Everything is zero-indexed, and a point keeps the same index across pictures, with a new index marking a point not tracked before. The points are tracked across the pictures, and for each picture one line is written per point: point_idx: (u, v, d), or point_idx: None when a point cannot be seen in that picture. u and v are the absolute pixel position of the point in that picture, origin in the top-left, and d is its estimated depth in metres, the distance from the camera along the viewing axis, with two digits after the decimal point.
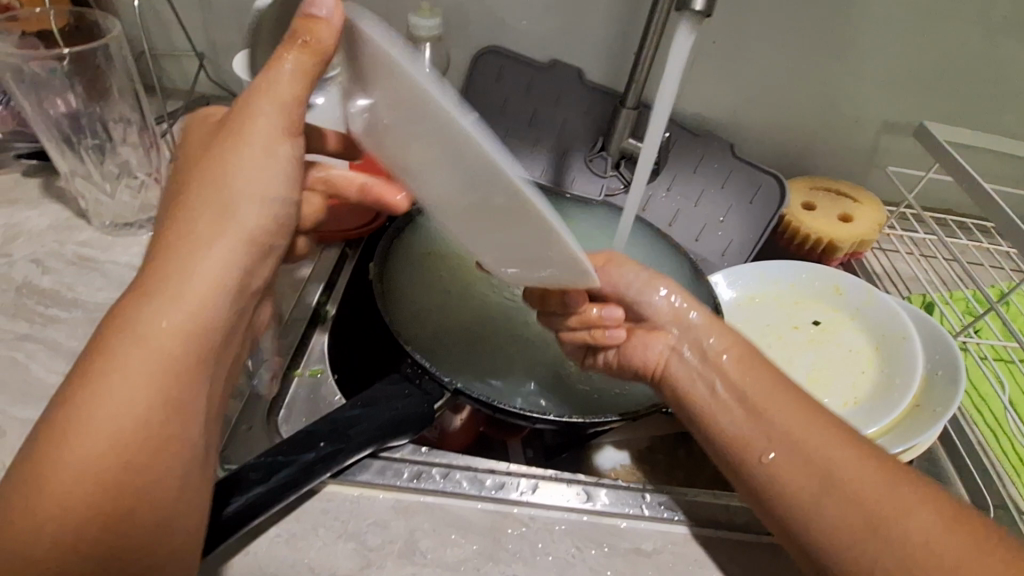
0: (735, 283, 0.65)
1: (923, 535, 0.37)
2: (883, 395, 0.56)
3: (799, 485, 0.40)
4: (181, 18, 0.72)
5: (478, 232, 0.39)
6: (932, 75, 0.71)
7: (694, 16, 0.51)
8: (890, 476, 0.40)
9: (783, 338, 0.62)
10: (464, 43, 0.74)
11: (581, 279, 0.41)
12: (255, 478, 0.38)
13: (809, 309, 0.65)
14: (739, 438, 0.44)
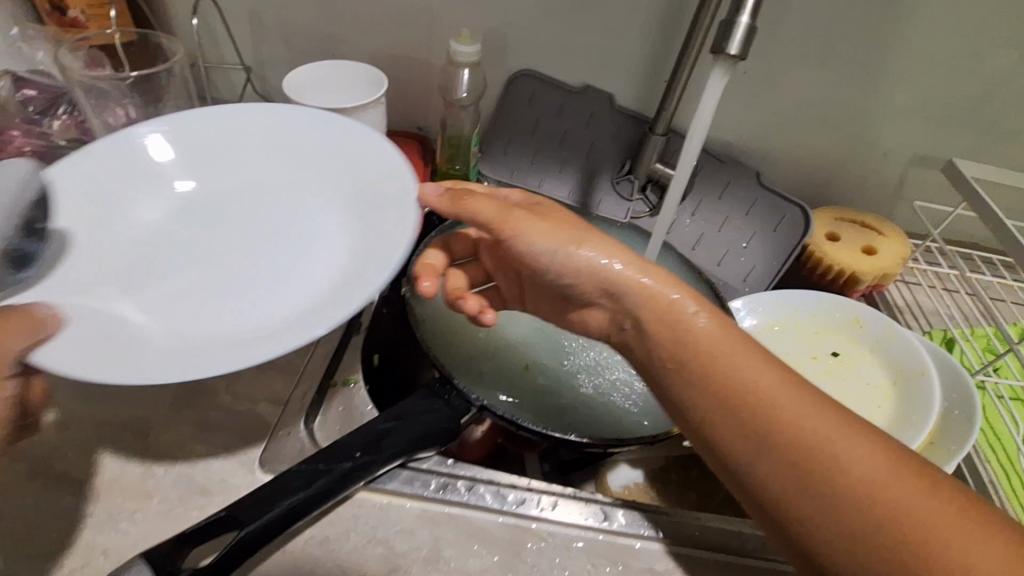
0: (752, 310, 0.67)
1: (862, 481, 0.37)
2: (899, 429, 0.57)
3: (740, 445, 0.40)
4: (232, 34, 0.76)
5: (316, 275, 0.49)
6: (964, 111, 0.71)
7: (729, 59, 0.52)
8: (830, 419, 0.39)
9: (801, 367, 0.63)
10: (498, 66, 0.76)
11: (389, 247, 0.47)
12: (296, 484, 0.41)
13: (829, 341, 0.66)
14: (681, 401, 0.43)
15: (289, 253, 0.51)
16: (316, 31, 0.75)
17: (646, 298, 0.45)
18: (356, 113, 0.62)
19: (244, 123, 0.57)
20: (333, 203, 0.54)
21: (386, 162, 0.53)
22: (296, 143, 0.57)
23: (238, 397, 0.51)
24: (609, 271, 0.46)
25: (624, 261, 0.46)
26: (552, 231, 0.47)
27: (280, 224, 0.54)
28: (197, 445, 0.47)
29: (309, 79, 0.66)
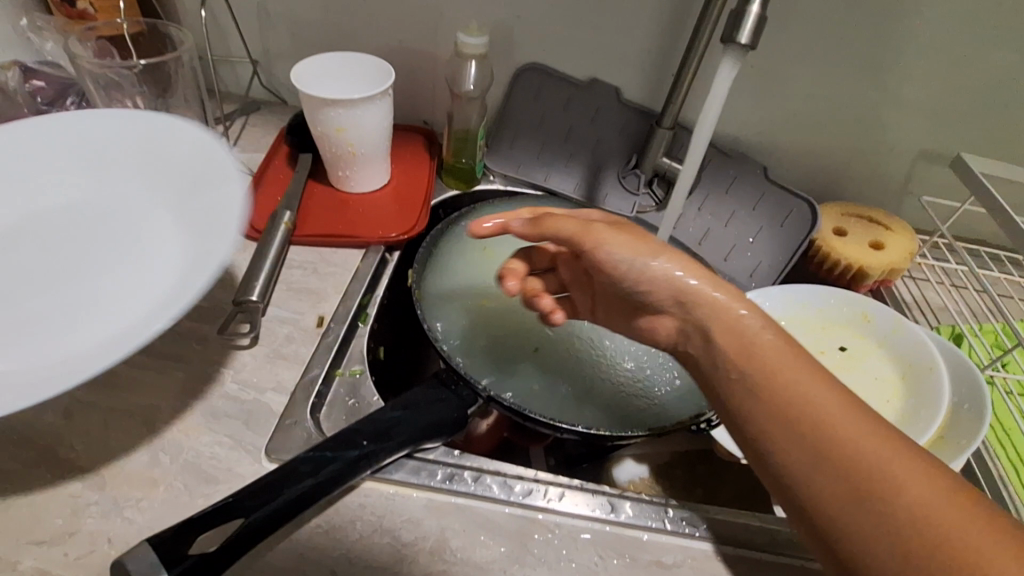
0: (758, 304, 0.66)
1: (919, 510, 0.34)
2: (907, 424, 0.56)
3: (797, 461, 0.38)
4: (239, 26, 0.76)
5: (154, 266, 0.47)
6: (972, 106, 0.71)
7: (739, 49, 0.52)
8: (888, 445, 0.37)
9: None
10: (504, 60, 0.76)
11: (232, 221, 0.48)
12: (304, 470, 0.40)
13: (837, 335, 0.65)
14: (737, 412, 0.41)
15: (122, 259, 0.48)
16: (323, 24, 0.75)
17: (708, 305, 0.43)
18: (364, 105, 0.61)
19: (95, 133, 0.55)
20: (177, 209, 0.51)
21: (231, 173, 0.52)
22: (146, 153, 0.55)
23: (244, 387, 0.50)
24: (681, 282, 0.44)
25: (700, 276, 0.44)
26: (629, 242, 0.46)
27: (123, 232, 0.50)
28: (203, 434, 0.47)
29: (316, 70, 0.65)
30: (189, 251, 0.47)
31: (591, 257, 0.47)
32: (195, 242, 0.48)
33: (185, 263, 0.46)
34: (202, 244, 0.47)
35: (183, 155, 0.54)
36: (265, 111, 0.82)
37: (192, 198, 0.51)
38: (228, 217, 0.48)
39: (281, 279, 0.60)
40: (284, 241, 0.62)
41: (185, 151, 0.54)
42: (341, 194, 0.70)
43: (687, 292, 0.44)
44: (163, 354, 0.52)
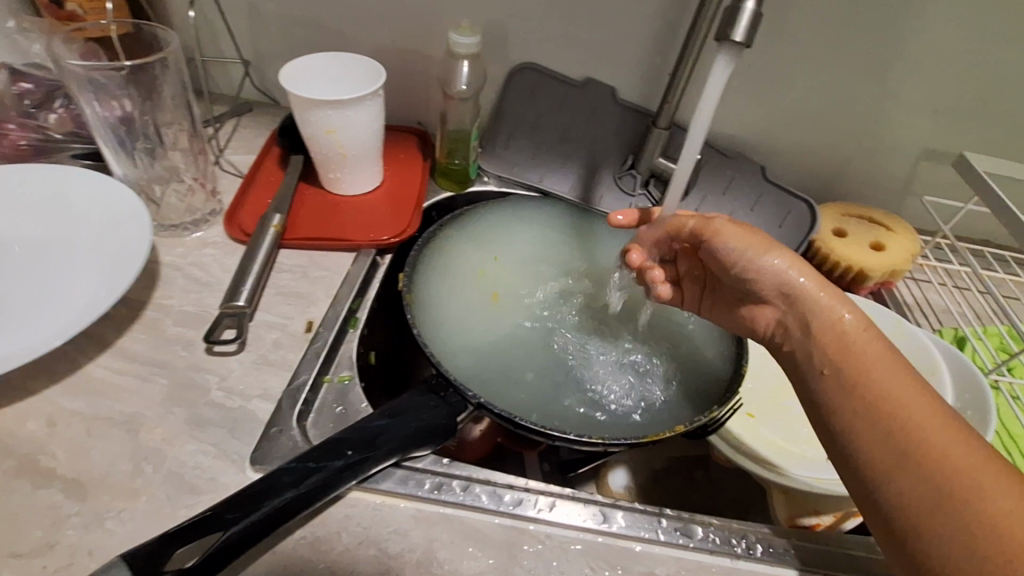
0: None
1: (1004, 522, 0.33)
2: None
3: (878, 458, 0.38)
4: (230, 27, 0.75)
5: (67, 275, 0.52)
6: (975, 105, 0.69)
7: (734, 47, 0.51)
8: (980, 455, 0.36)
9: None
10: (498, 59, 0.75)
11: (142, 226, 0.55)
12: (286, 481, 0.39)
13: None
14: (824, 404, 0.42)
15: (14, 292, 0.51)
16: (314, 23, 0.74)
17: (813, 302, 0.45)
18: (355, 105, 0.60)
19: (18, 175, 0.58)
20: (75, 255, 0.53)
21: (130, 235, 0.54)
22: (61, 199, 0.57)
23: (230, 394, 0.50)
24: (786, 274, 0.46)
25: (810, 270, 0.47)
26: (745, 238, 0.49)
27: (34, 261, 0.53)
28: (187, 442, 0.46)
29: (306, 69, 0.64)
30: (102, 274, 0.52)
31: (709, 247, 0.51)
32: (106, 250, 0.54)
33: (99, 284, 0.51)
34: (91, 297, 0.50)
35: (86, 189, 0.58)
36: (257, 112, 0.82)
37: (89, 248, 0.54)
38: (115, 279, 0.51)
39: (270, 283, 0.59)
40: (273, 245, 0.61)
41: (99, 204, 0.57)
42: (333, 196, 0.69)
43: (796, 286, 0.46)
44: (149, 361, 0.51)
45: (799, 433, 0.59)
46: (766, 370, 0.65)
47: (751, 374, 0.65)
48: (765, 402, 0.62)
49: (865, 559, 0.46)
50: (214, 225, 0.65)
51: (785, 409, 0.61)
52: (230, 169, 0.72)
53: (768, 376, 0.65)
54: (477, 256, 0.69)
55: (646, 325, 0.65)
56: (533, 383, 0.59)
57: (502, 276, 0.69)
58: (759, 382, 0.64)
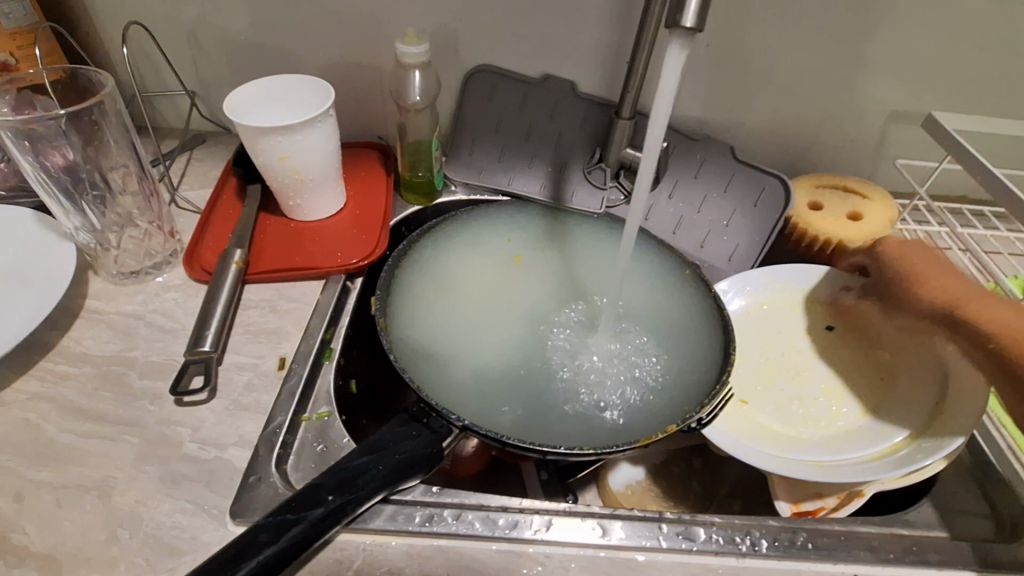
0: (738, 291, 0.67)
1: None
2: (898, 405, 0.58)
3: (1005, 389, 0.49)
4: (170, 59, 0.73)
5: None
6: (936, 63, 0.68)
7: (686, 33, 0.49)
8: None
9: (798, 344, 0.65)
10: (451, 63, 0.72)
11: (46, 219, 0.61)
12: (264, 539, 0.37)
13: (821, 314, 0.67)
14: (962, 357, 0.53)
15: None
16: (255, 45, 0.71)
17: (923, 270, 0.59)
18: (304, 128, 0.58)
19: None
20: (25, 280, 0.56)
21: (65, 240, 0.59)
22: (14, 240, 0.59)
23: (205, 445, 0.48)
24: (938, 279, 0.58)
25: (908, 245, 0.62)
26: (910, 255, 0.60)
27: None
28: (163, 502, 0.44)
29: (251, 95, 0.62)
30: (33, 258, 0.57)
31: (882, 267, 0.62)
32: (19, 246, 0.58)
33: (41, 263, 0.57)
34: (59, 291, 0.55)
35: None
36: (211, 143, 0.79)
37: (19, 302, 0.54)
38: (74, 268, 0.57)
39: (237, 322, 0.57)
40: (236, 283, 0.58)
41: (46, 250, 0.58)
42: (296, 223, 0.67)
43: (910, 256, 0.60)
44: (116, 420, 0.49)
45: (793, 414, 0.59)
46: (751, 351, 0.64)
47: (740, 358, 0.63)
48: (758, 386, 0.61)
49: (871, 535, 0.46)
50: (176, 267, 0.63)
51: (778, 392, 0.61)
52: (186, 206, 0.70)
53: (758, 353, 0.64)
54: (457, 267, 0.67)
55: (636, 311, 0.65)
56: (523, 398, 0.57)
57: (483, 283, 0.67)
58: (745, 364, 0.63)
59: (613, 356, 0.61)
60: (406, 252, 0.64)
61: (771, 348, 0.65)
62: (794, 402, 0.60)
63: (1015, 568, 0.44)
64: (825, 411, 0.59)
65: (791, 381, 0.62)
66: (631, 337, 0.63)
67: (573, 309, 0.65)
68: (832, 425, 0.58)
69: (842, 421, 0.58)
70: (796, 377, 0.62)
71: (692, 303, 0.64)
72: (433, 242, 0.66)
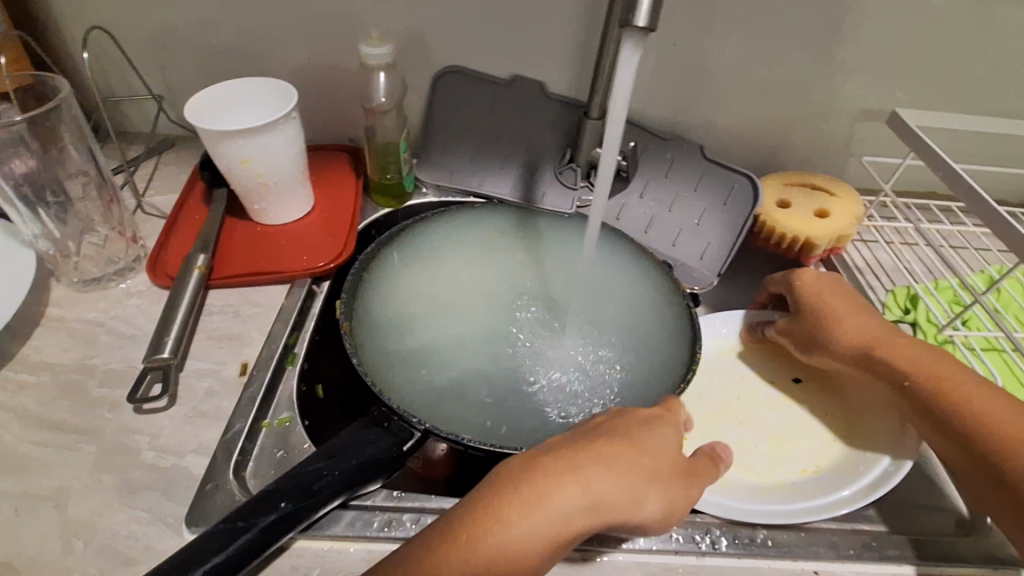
0: (715, 328, 0.66)
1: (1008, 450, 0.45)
2: (843, 466, 0.54)
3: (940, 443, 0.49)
4: (136, 64, 0.72)
5: None
6: (902, 60, 0.69)
7: (640, 32, 0.49)
8: (975, 412, 0.47)
9: (758, 390, 0.61)
10: (419, 66, 0.72)
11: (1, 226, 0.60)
12: (212, 547, 0.37)
13: (789, 365, 0.63)
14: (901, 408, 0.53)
15: None
16: (222, 49, 0.71)
17: (835, 308, 0.57)
18: (267, 132, 0.57)
19: None
20: None
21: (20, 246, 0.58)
22: None
23: (163, 453, 0.47)
24: (855, 326, 0.56)
25: (825, 288, 0.59)
26: (826, 294, 0.59)
27: None
28: (119, 512, 0.44)
29: (213, 99, 0.61)
30: None
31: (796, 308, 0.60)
32: None
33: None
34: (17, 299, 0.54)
35: None
36: (180, 147, 0.79)
37: None
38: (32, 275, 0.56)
39: (199, 328, 0.57)
40: (199, 287, 0.57)
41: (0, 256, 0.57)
42: (263, 228, 0.67)
43: (821, 297, 0.58)
44: (74, 429, 0.49)
45: (730, 459, 0.55)
46: (706, 389, 0.61)
47: (691, 395, 0.61)
48: (703, 428, 0.58)
49: (831, 531, 0.47)
50: (140, 274, 0.62)
51: (721, 433, 0.58)
52: (151, 212, 0.69)
53: (714, 392, 0.61)
54: (399, 292, 0.64)
55: (608, 309, 0.65)
56: (471, 409, 0.57)
57: (424, 311, 0.64)
58: (696, 402, 0.60)
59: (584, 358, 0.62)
60: (362, 272, 0.61)
61: (727, 389, 0.61)
62: (737, 445, 0.57)
63: (974, 560, 0.45)
64: (764, 461, 0.55)
65: (737, 425, 0.59)
66: (595, 343, 0.63)
67: (533, 323, 0.64)
68: (768, 475, 0.54)
69: (777, 474, 0.54)
70: (743, 422, 0.59)
71: (662, 303, 0.64)
72: (371, 274, 0.62)
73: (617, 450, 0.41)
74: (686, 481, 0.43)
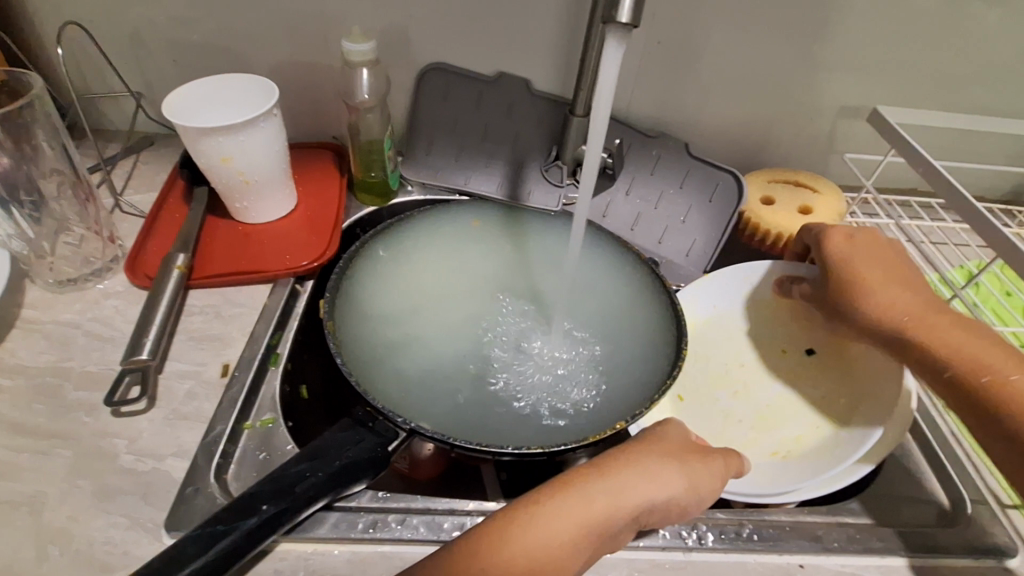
0: (745, 280, 0.66)
1: None
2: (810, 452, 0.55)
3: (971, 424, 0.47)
4: (112, 60, 0.71)
5: None
6: (882, 59, 0.70)
7: (622, 28, 0.49)
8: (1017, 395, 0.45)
9: (761, 359, 0.64)
10: (403, 63, 0.71)
11: None
12: (191, 552, 0.36)
13: (804, 337, 0.64)
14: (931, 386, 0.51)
15: None
16: (201, 45, 0.69)
17: (870, 279, 0.55)
18: (245, 129, 0.56)
19: None
20: None
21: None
22: None
23: (141, 457, 0.46)
24: (888, 298, 0.54)
25: (860, 257, 0.57)
26: (860, 264, 0.56)
27: None
28: (96, 517, 0.43)
29: (190, 97, 0.60)
30: None
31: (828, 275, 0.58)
32: None
33: None
34: None
35: None
36: (159, 145, 0.77)
37: None
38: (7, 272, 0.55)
39: (179, 329, 0.56)
40: (179, 287, 0.56)
41: None
42: (244, 226, 0.66)
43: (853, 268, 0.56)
44: (49, 433, 0.47)
45: (712, 425, 0.59)
46: (714, 351, 0.64)
47: (699, 353, 0.64)
48: (698, 388, 0.61)
49: (817, 524, 0.47)
50: (118, 274, 0.60)
51: (716, 401, 0.61)
52: (130, 211, 0.68)
53: (720, 352, 0.64)
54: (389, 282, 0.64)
55: (595, 306, 0.65)
56: (458, 409, 0.57)
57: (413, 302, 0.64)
58: (701, 362, 0.63)
59: (572, 354, 0.62)
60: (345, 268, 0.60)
61: (732, 354, 0.64)
62: (722, 409, 0.60)
63: (956, 551, 0.46)
64: (742, 434, 0.58)
65: (733, 394, 0.61)
66: (582, 339, 0.63)
67: (520, 321, 0.64)
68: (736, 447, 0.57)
69: (748, 448, 0.57)
70: (738, 392, 0.61)
71: (650, 298, 0.63)
72: (357, 270, 0.61)
73: (624, 448, 0.44)
74: (703, 461, 0.44)
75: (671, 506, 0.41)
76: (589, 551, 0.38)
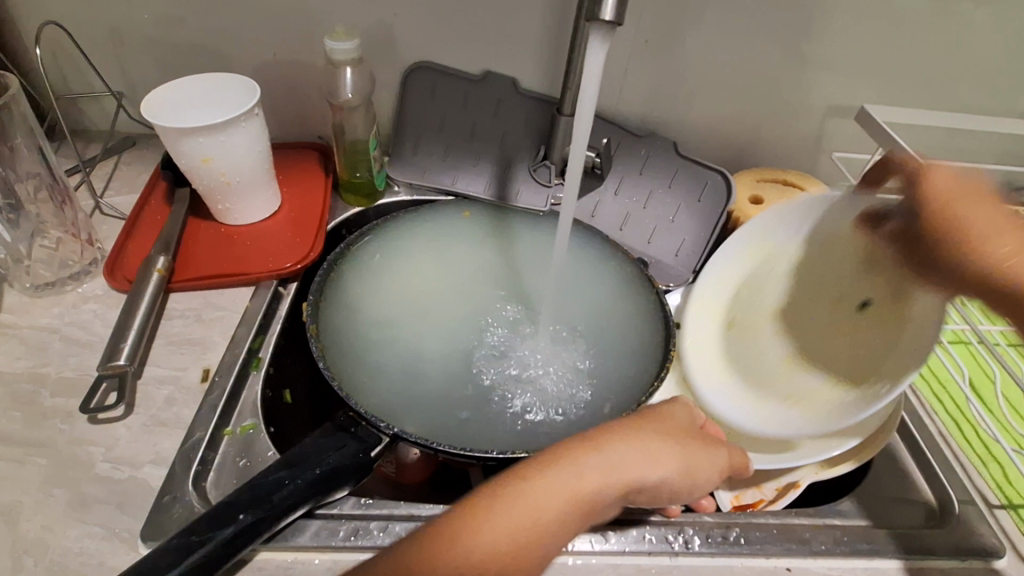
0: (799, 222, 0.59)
1: None
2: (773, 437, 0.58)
3: None
4: (92, 59, 0.69)
5: None
6: (869, 57, 0.69)
7: (606, 26, 0.49)
8: None
9: (821, 297, 0.59)
10: (389, 61, 0.70)
11: None
12: (164, 564, 0.35)
13: (868, 282, 0.55)
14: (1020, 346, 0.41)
15: None
16: (183, 44, 0.68)
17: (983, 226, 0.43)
18: (225, 129, 0.55)
19: None
20: None
21: None
22: None
23: (119, 464, 0.45)
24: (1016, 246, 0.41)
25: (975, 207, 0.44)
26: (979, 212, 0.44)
27: None
28: (72, 527, 0.42)
29: (172, 98, 0.59)
30: None
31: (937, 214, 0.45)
32: None
33: None
34: None
35: None
36: (141, 145, 0.76)
37: None
38: None
39: (159, 334, 0.55)
40: (159, 290, 0.55)
41: None
42: (227, 228, 0.65)
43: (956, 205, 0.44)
44: (23, 441, 0.46)
45: (743, 358, 0.61)
46: (768, 283, 0.62)
47: (753, 283, 0.63)
48: (748, 318, 0.62)
49: (804, 527, 0.46)
50: (97, 277, 0.59)
51: (761, 336, 0.61)
52: (110, 212, 0.67)
53: (775, 284, 0.62)
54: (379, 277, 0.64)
55: (584, 307, 0.65)
56: (442, 411, 0.56)
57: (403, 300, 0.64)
58: (756, 291, 0.63)
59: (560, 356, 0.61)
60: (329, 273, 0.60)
61: (787, 289, 0.61)
62: (758, 346, 0.61)
63: (943, 552, 0.46)
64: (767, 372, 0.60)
65: (781, 331, 0.60)
66: (570, 341, 0.62)
67: (508, 322, 0.63)
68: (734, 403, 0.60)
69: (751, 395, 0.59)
70: (786, 329, 0.60)
71: (639, 299, 0.63)
72: (344, 273, 0.62)
73: (616, 424, 0.41)
74: (702, 448, 0.43)
75: (660, 487, 0.40)
76: (569, 528, 0.36)
